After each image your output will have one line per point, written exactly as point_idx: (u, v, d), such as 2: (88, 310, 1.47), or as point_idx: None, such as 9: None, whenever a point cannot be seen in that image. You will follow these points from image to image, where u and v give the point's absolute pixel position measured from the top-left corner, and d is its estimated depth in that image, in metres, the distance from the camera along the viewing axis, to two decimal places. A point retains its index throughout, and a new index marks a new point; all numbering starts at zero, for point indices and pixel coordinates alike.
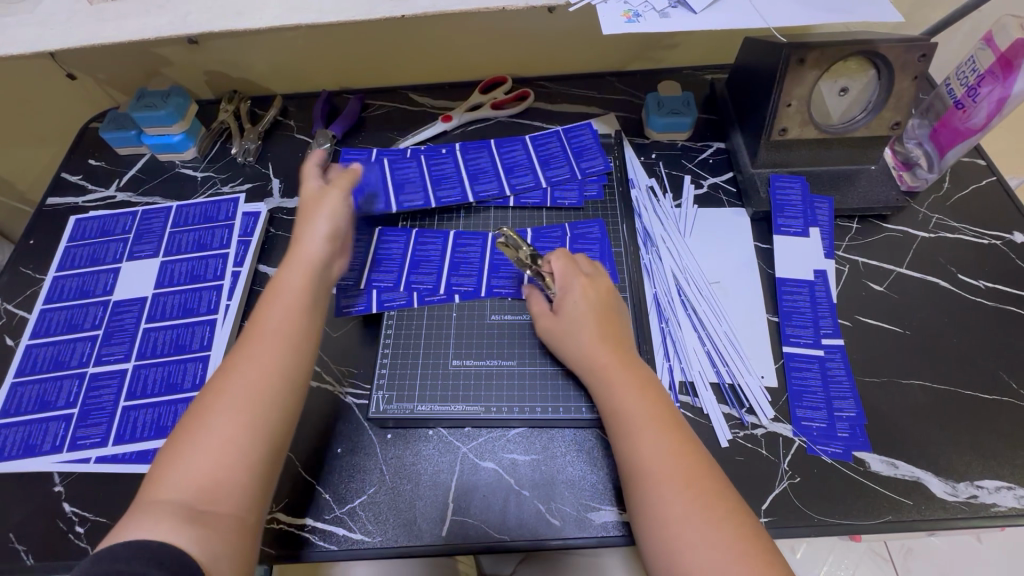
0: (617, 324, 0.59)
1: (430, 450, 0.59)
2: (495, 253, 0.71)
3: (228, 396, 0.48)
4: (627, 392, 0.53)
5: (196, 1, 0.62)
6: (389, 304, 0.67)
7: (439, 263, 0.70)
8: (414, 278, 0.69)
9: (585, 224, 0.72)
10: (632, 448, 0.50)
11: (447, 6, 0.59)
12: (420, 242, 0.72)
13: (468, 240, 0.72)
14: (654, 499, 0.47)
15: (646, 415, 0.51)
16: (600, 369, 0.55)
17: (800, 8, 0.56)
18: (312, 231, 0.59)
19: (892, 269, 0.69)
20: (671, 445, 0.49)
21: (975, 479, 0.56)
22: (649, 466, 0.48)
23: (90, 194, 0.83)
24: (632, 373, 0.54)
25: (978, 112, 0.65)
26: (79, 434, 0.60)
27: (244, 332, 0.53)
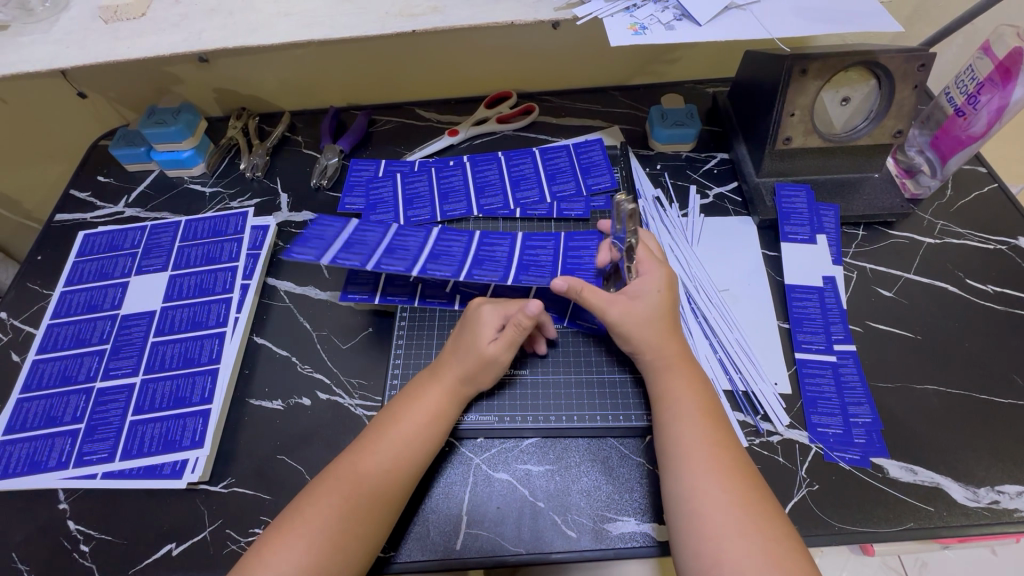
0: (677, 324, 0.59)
1: (441, 460, 0.58)
2: (482, 248, 0.67)
3: (353, 469, 0.51)
4: (675, 381, 0.55)
5: (210, 20, 0.64)
6: (392, 297, 0.67)
7: (429, 260, 0.68)
8: (402, 275, 0.68)
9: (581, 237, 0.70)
10: (677, 434, 0.51)
11: (455, 22, 0.60)
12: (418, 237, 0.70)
13: (451, 239, 0.67)
14: (692, 481, 0.48)
15: (694, 402, 0.53)
16: (662, 365, 0.56)
17: (802, 20, 0.57)
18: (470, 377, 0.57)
19: (900, 274, 0.69)
20: (715, 434, 0.51)
21: (996, 484, 0.55)
22: (689, 452, 0.50)
23: (99, 210, 0.83)
24: (684, 364, 0.56)
25: (978, 120, 0.66)
26: (85, 449, 0.59)
27: (378, 428, 0.54)
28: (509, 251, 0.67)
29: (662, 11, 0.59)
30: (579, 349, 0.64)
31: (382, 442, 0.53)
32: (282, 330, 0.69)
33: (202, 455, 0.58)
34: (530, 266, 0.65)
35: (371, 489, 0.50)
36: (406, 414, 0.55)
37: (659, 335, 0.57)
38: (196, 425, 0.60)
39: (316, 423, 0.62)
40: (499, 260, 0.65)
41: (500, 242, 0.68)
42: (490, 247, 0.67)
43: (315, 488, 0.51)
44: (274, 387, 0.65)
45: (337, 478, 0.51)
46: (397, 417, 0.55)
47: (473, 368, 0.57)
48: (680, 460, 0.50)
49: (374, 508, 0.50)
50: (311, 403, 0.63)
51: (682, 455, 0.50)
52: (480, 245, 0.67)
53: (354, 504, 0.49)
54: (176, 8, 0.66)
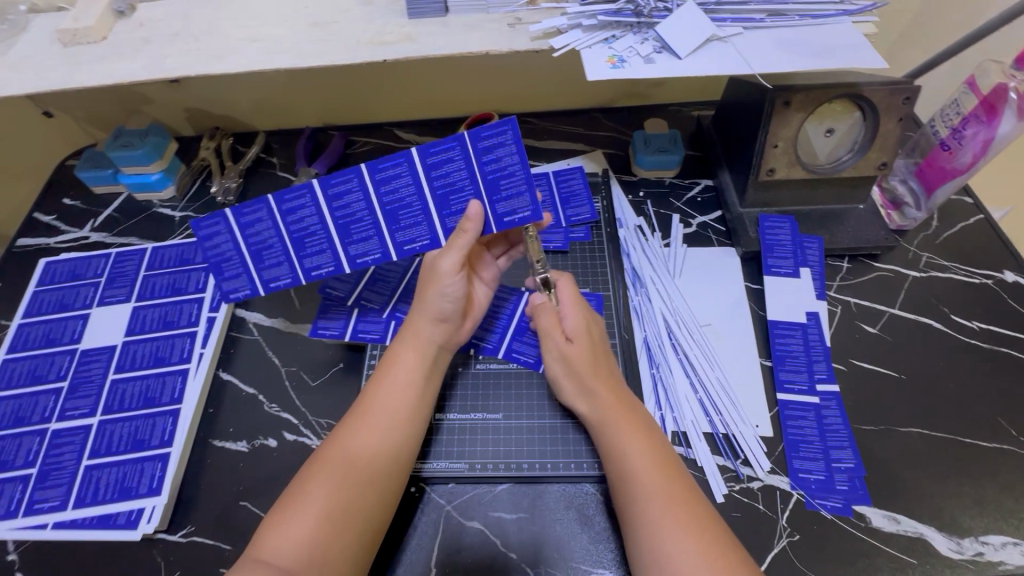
0: (609, 366, 0.58)
1: (412, 507, 0.56)
2: (384, 197, 0.58)
3: (330, 476, 0.50)
4: (633, 435, 0.52)
5: (174, 46, 0.62)
6: (363, 258, 0.61)
7: (282, 245, 0.60)
8: (268, 274, 0.61)
9: (492, 130, 0.55)
10: (639, 494, 0.49)
11: (428, 52, 0.58)
12: (301, 216, 0.59)
13: (343, 185, 0.58)
14: (659, 549, 0.46)
15: (652, 457, 0.51)
16: (600, 408, 0.55)
17: (782, 54, 0.56)
18: (426, 310, 0.58)
19: (884, 310, 0.68)
20: (677, 490, 0.49)
21: (981, 535, 0.53)
22: (655, 518, 0.48)
23: (63, 235, 0.80)
24: (633, 418, 0.54)
25: (964, 153, 0.65)
26: (37, 497, 0.56)
27: (358, 401, 0.55)
28: (417, 189, 0.58)
29: (641, 43, 0.58)
30: (527, 389, 0.63)
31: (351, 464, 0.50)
32: (249, 365, 0.66)
33: (159, 503, 0.56)
34: (447, 195, 0.58)
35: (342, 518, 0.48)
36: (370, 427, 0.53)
37: (592, 383, 0.56)
38: (154, 470, 0.57)
39: (283, 466, 0.59)
40: (413, 206, 0.58)
41: (399, 168, 0.57)
42: (391, 188, 0.58)
43: (281, 513, 0.48)
44: (239, 427, 0.62)
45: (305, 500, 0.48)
46: (358, 434, 0.52)
47: (426, 290, 0.58)
48: (649, 526, 0.48)
49: (368, 506, 0.49)
50: (277, 445, 0.61)
51: (651, 520, 0.48)
52: (379, 192, 0.58)
53: (325, 532, 0.47)
54: (140, 32, 0.63)
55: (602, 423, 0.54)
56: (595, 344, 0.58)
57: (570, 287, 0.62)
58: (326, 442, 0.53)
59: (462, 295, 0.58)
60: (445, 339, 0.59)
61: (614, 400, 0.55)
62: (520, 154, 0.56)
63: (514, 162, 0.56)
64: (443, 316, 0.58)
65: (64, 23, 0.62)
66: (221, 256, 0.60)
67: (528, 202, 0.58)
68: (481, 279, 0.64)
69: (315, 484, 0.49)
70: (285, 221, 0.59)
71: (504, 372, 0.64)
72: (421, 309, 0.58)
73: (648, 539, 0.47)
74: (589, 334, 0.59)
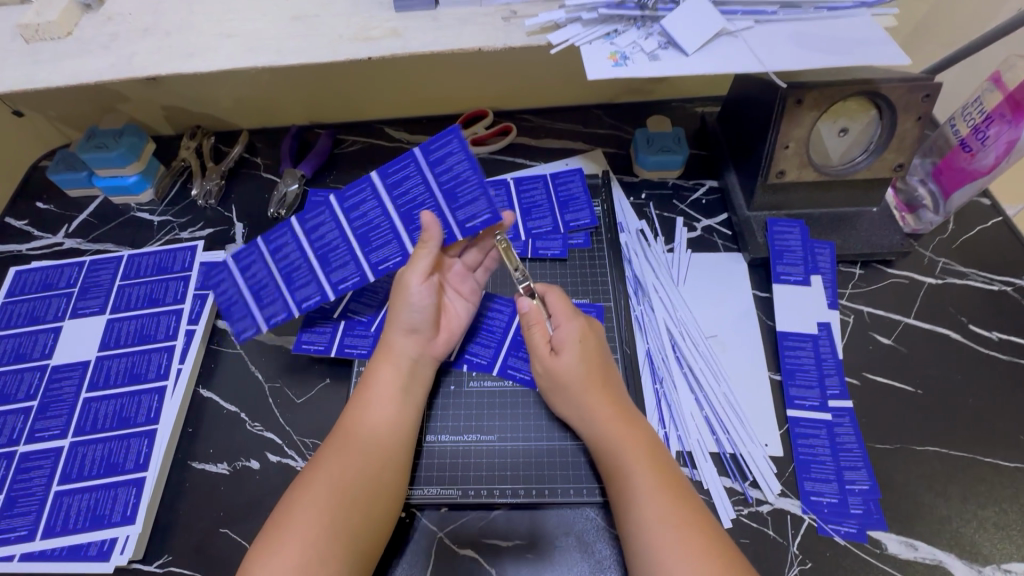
0: (607, 377, 0.55)
1: (403, 535, 0.53)
2: (355, 222, 0.58)
3: (320, 494, 0.47)
4: (636, 452, 0.49)
5: (144, 42, 0.57)
6: (343, 284, 0.59)
7: (274, 283, 0.60)
8: (267, 312, 0.60)
9: (438, 141, 0.55)
10: (646, 514, 0.46)
11: (415, 48, 0.54)
12: (284, 252, 0.59)
13: (316, 218, 0.58)
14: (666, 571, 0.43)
15: (657, 475, 0.48)
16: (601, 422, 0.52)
17: (797, 49, 0.52)
18: (397, 322, 0.56)
19: (899, 319, 0.65)
20: (684, 510, 0.46)
21: (1003, 562, 0.51)
22: (659, 539, 0.44)
23: (36, 241, 0.76)
24: (636, 433, 0.51)
25: (987, 154, 0.61)
26: (3, 526, 0.53)
27: (339, 423, 0.53)
28: (383, 210, 0.57)
29: (645, 38, 0.54)
30: (522, 409, 0.59)
31: (345, 482, 0.48)
32: (231, 381, 0.63)
33: (133, 532, 0.53)
34: (412, 213, 0.57)
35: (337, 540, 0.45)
36: (360, 443, 0.50)
37: (590, 397, 0.53)
38: (129, 496, 0.54)
39: (265, 490, 0.56)
40: (381, 227, 0.58)
41: (364, 193, 0.57)
42: (359, 212, 0.58)
43: (269, 539, 0.45)
44: (220, 448, 0.59)
45: (295, 523, 0.45)
46: (337, 463, 0.49)
47: (394, 301, 0.56)
48: (653, 547, 0.44)
49: (357, 530, 0.46)
50: (260, 467, 0.57)
51: (660, 541, 0.44)
52: (349, 218, 0.58)
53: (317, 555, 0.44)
54: (107, 27, 0.59)
55: (602, 439, 0.51)
56: (586, 355, 0.55)
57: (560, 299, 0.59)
58: (316, 459, 0.50)
59: (429, 305, 0.56)
60: (419, 352, 0.56)
61: (615, 414, 0.52)
62: (469, 158, 0.55)
63: (465, 168, 0.56)
64: (413, 327, 0.56)
65: (25, 17, 0.57)
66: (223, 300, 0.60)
67: (485, 206, 0.56)
68: (456, 293, 0.61)
69: (307, 504, 0.47)
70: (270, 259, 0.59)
71: (497, 391, 0.61)
72: (393, 321, 0.56)
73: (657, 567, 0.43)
74: (580, 346, 0.55)
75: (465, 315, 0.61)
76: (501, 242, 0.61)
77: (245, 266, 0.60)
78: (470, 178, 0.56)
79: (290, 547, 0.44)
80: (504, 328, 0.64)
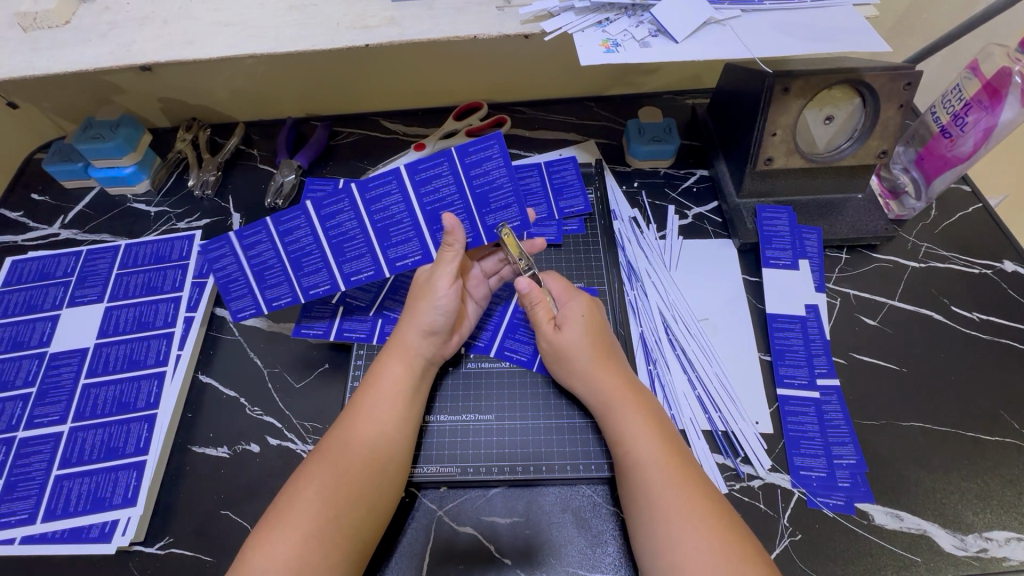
0: (612, 353, 0.57)
1: (403, 514, 0.54)
2: (375, 214, 0.58)
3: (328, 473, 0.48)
4: (638, 420, 0.51)
5: (142, 30, 0.58)
6: (357, 277, 0.60)
7: (282, 266, 0.59)
8: (270, 293, 0.60)
9: (480, 144, 0.56)
10: (649, 476, 0.47)
11: (412, 36, 0.55)
12: (297, 236, 0.58)
13: (336, 204, 0.57)
14: (669, 525, 0.45)
15: (657, 443, 0.49)
16: (607, 398, 0.53)
17: (783, 37, 0.54)
18: (416, 322, 0.56)
19: (883, 301, 0.67)
20: (685, 473, 0.47)
21: (984, 531, 0.52)
22: (661, 499, 0.46)
23: (31, 232, 0.76)
24: (637, 402, 0.53)
25: (965, 140, 0.63)
26: (4, 510, 0.53)
27: (347, 406, 0.54)
28: (408, 206, 0.58)
29: (636, 26, 0.55)
30: (519, 390, 0.61)
31: (355, 454, 0.49)
32: (230, 367, 0.63)
33: (135, 514, 0.53)
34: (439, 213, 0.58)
35: (349, 503, 0.47)
36: (373, 411, 0.52)
37: (597, 368, 0.55)
38: (129, 479, 0.55)
39: (264, 473, 0.57)
40: (403, 223, 0.58)
41: (389, 186, 0.57)
42: (382, 206, 0.57)
43: (285, 503, 0.47)
44: (219, 433, 0.59)
45: (309, 485, 0.47)
46: (343, 445, 0.50)
47: (418, 303, 0.57)
48: (655, 504, 0.46)
49: (364, 505, 0.48)
50: (260, 450, 0.58)
51: (662, 501, 0.46)
52: (370, 210, 0.57)
53: (331, 515, 0.46)
54: (105, 15, 0.60)
55: (608, 408, 0.53)
56: (593, 331, 0.57)
57: (558, 282, 0.62)
58: (334, 429, 0.52)
59: (453, 309, 0.57)
60: (434, 353, 0.58)
61: (622, 385, 0.54)
62: (506, 165, 0.57)
63: (502, 174, 0.58)
64: (432, 329, 0.57)
65: (23, 6, 0.58)
66: (224, 276, 0.60)
67: (516, 212, 0.59)
68: (472, 297, 0.62)
69: (323, 469, 0.48)
70: (282, 241, 0.58)
71: (494, 372, 0.62)
72: (413, 320, 0.57)
73: (659, 530, 0.45)
74: (585, 321, 0.57)
75: (475, 317, 0.62)
76: (505, 236, 0.59)
77: (254, 245, 0.58)
78: (506, 185, 0.58)
79: (306, 508, 0.46)
80: (500, 312, 0.65)
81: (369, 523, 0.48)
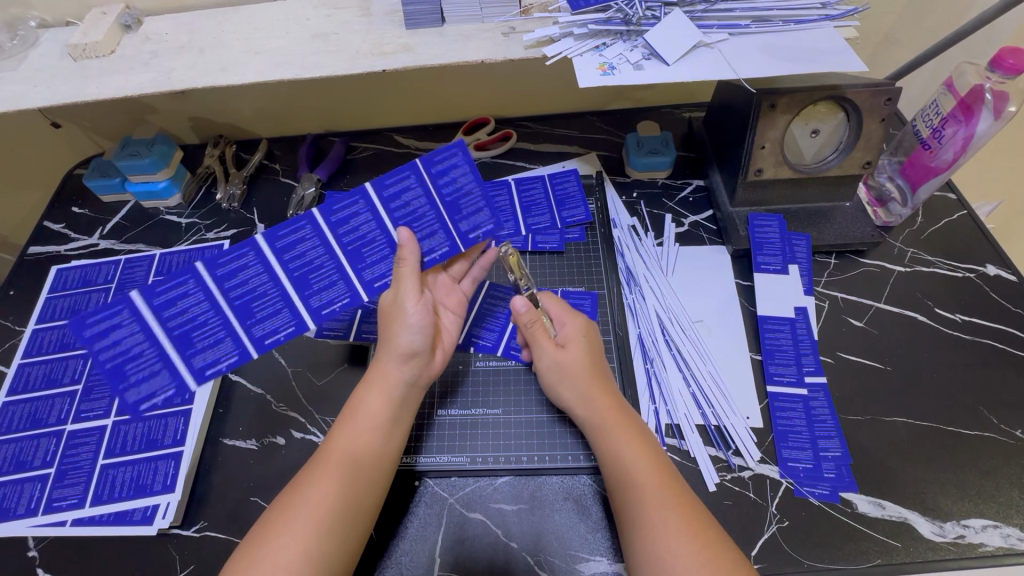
0: (602, 377, 0.59)
1: (414, 501, 0.58)
2: (342, 237, 0.57)
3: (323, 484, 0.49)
4: (616, 438, 0.54)
5: (180, 59, 0.64)
6: (329, 308, 0.57)
7: (221, 320, 0.55)
8: (202, 359, 0.55)
9: (442, 154, 0.57)
10: (638, 490, 0.50)
11: (425, 61, 0.61)
12: (242, 277, 0.54)
13: (295, 234, 0.55)
14: (652, 537, 0.48)
15: (644, 457, 0.53)
16: (597, 414, 0.56)
17: (767, 59, 0.58)
18: (393, 350, 0.55)
19: (870, 304, 0.70)
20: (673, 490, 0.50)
21: (962, 518, 0.56)
22: (649, 510, 0.49)
23: (73, 243, 0.82)
24: (621, 416, 0.56)
25: (945, 151, 0.67)
26: (56, 495, 0.59)
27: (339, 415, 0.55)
28: (377, 221, 0.57)
29: (630, 50, 0.60)
30: (525, 385, 0.65)
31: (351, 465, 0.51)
32: (256, 366, 0.69)
33: (173, 500, 0.58)
34: (412, 222, 0.58)
35: (320, 537, 0.47)
36: (348, 446, 0.52)
37: (591, 389, 0.57)
38: (168, 468, 0.60)
39: (290, 463, 0.62)
40: (376, 240, 0.58)
41: (356, 206, 0.56)
42: (350, 226, 0.57)
43: (262, 535, 0.47)
44: (248, 427, 0.64)
45: (305, 494, 0.49)
46: (340, 456, 0.51)
47: (391, 330, 0.56)
48: (642, 518, 0.49)
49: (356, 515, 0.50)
50: (286, 443, 0.63)
51: (642, 514, 0.49)
52: (337, 233, 0.57)
53: (315, 543, 0.47)
54: (147, 45, 0.66)
55: (598, 429, 0.56)
56: (592, 352, 0.60)
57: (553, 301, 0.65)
58: (312, 458, 0.52)
59: (427, 324, 0.56)
60: (415, 376, 0.56)
61: (608, 407, 0.56)
62: (474, 173, 0.59)
63: (468, 180, 0.59)
64: (411, 352, 0.55)
65: (73, 39, 0.64)
66: (126, 352, 0.53)
67: (488, 215, 0.60)
68: (446, 308, 0.63)
69: (299, 503, 0.48)
70: (223, 287, 0.54)
71: (502, 370, 0.66)
72: (388, 349, 0.56)
73: (647, 543, 0.48)
74: (585, 341, 0.61)
75: (456, 327, 0.63)
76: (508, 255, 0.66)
77: (179, 300, 0.53)
78: (472, 191, 0.59)
79: (285, 542, 0.46)
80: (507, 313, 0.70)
81: (347, 549, 0.49)
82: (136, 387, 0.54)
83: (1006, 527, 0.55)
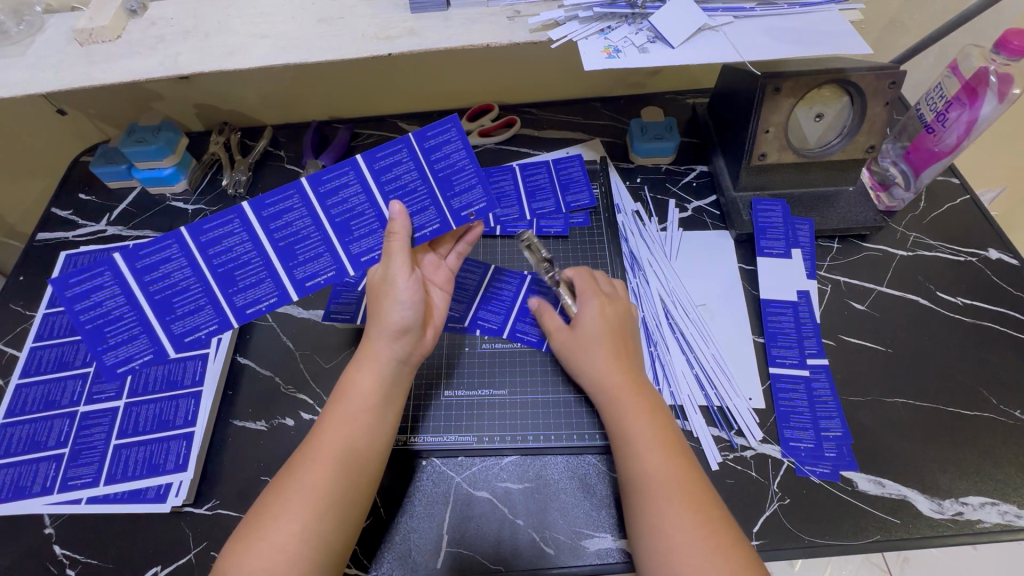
0: (629, 346, 0.61)
1: (423, 480, 0.59)
2: (333, 209, 0.57)
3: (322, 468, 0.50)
4: (635, 419, 0.55)
5: (186, 44, 0.64)
6: (313, 279, 0.58)
7: (204, 287, 0.56)
8: (179, 327, 0.57)
9: (437, 127, 0.56)
10: (647, 468, 0.51)
11: (431, 45, 0.61)
12: (225, 245, 0.55)
13: (283, 203, 0.55)
14: (658, 515, 0.49)
15: (656, 440, 0.53)
16: (612, 390, 0.57)
17: (772, 42, 0.58)
18: (385, 327, 0.56)
19: (873, 288, 0.71)
20: (683, 473, 0.51)
21: (961, 496, 0.57)
22: (661, 492, 0.50)
23: (80, 229, 0.83)
24: (640, 393, 0.57)
25: (949, 134, 0.67)
26: (70, 474, 0.60)
27: (332, 396, 0.55)
28: (369, 197, 0.57)
29: (636, 33, 0.60)
30: (535, 365, 0.66)
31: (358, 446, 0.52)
32: (264, 350, 0.69)
33: (185, 479, 0.59)
34: (404, 197, 0.58)
35: (317, 520, 0.48)
36: (338, 432, 0.52)
37: (607, 361, 0.59)
38: (180, 448, 0.61)
39: (298, 445, 0.63)
40: (365, 215, 0.58)
41: (346, 177, 0.56)
42: (339, 199, 0.57)
43: (261, 520, 0.48)
44: (258, 409, 0.65)
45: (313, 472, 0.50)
46: (343, 439, 0.52)
47: (382, 306, 0.57)
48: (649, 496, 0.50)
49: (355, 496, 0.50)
50: (294, 424, 0.64)
51: (648, 493, 0.50)
52: (326, 204, 0.56)
53: (313, 528, 0.48)
54: (153, 30, 0.66)
55: (614, 399, 0.57)
56: (617, 327, 0.61)
57: (587, 280, 0.65)
58: (306, 439, 0.53)
59: (418, 301, 0.56)
60: (407, 354, 0.57)
61: (627, 380, 0.57)
62: (467, 150, 0.58)
63: (463, 158, 0.58)
64: (403, 327, 0.56)
65: (80, 23, 0.64)
66: (107, 315, 0.55)
67: (481, 194, 0.60)
68: (435, 285, 0.63)
69: (292, 487, 0.49)
70: (206, 254, 0.55)
71: (506, 352, 0.67)
72: (381, 326, 0.56)
73: (653, 523, 0.49)
74: (602, 320, 0.61)
75: (446, 303, 0.63)
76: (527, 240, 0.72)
77: (161, 265, 0.54)
78: (467, 169, 0.59)
79: (280, 526, 0.47)
80: (513, 295, 0.71)
81: (342, 531, 0.49)
82: (114, 350, 0.56)
83: (1003, 504, 0.56)
